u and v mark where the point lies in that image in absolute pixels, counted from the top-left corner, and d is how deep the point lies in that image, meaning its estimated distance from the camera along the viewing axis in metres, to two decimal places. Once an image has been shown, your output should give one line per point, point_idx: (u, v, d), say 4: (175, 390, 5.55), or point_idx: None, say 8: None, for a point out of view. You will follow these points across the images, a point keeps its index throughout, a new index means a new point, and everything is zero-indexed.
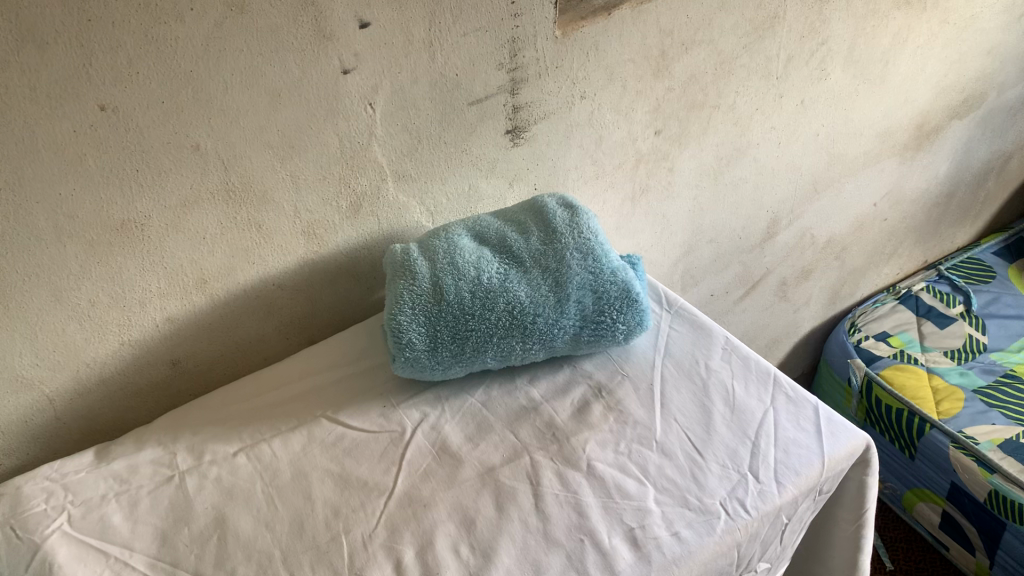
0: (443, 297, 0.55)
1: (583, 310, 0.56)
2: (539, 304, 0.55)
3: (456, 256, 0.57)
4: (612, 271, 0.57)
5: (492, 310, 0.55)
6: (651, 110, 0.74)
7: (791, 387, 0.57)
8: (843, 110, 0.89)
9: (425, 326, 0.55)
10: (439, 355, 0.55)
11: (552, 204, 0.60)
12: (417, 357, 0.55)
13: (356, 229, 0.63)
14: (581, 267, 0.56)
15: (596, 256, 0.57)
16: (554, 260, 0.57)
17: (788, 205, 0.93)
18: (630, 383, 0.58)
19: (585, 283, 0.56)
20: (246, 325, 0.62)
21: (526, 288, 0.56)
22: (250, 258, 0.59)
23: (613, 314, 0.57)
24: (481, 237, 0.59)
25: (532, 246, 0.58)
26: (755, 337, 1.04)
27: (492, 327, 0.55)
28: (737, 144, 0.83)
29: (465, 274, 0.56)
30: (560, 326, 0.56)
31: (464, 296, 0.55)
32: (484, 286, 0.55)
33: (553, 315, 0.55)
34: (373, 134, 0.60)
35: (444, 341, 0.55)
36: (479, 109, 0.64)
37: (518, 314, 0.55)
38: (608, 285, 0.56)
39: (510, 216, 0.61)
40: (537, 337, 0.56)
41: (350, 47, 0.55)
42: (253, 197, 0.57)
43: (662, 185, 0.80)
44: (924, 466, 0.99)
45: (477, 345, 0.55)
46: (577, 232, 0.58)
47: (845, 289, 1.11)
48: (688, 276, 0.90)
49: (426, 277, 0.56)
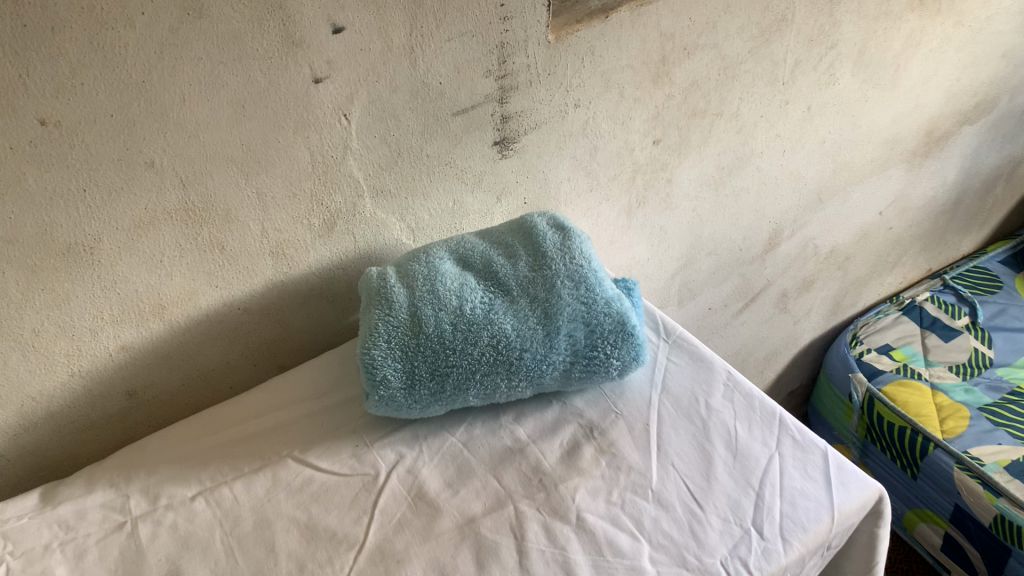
0: (422, 330, 0.50)
1: (574, 344, 0.52)
2: (526, 338, 0.51)
3: (437, 284, 0.52)
4: (606, 301, 0.52)
5: (475, 344, 0.50)
6: (650, 118, 0.69)
7: (798, 429, 0.53)
8: (851, 116, 0.84)
9: (402, 361, 0.50)
10: (417, 393, 0.50)
11: (542, 225, 0.56)
12: (393, 396, 0.50)
13: (330, 249, 0.58)
14: (572, 297, 0.52)
15: (589, 285, 0.52)
16: (543, 289, 0.52)
17: (792, 215, 0.88)
18: (624, 423, 0.53)
19: (577, 314, 0.52)
20: (210, 352, 0.57)
21: (513, 320, 0.51)
22: (213, 282, 0.54)
23: (606, 349, 0.52)
24: (464, 262, 0.55)
25: (520, 273, 0.53)
26: (753, 350, 1.00)
27: (475, 363, 0.50)
28: (739, 153, 0.78)
29: (446, 303, 0.51)
30: (549, 361, 0.51)
31: (445, 329, 0.50)
32: (467, 317, 0.51)
33: (541, 350, 0.51)
34: (348, 147, 0.55)
35: (421, 377, 0.50)
36: (464, 120, 0.59)
37: (503, 349, 0.50)
38: (601, 316, 0.52)
39: (497, 237, 0.56)
40: (524, 374, 0.51)
41: (322, 54, 0.50)
42: (214, 217, 0.52)
43: (660, 196, 0.75)
44: (927, 487, 0.95)
45: (458, 383, 0.50)
46: (569, 257, 0.53)
47: (847, 300, 1.07)
48: (685, 290, 0.86)
49: (404, 307, 0.51)
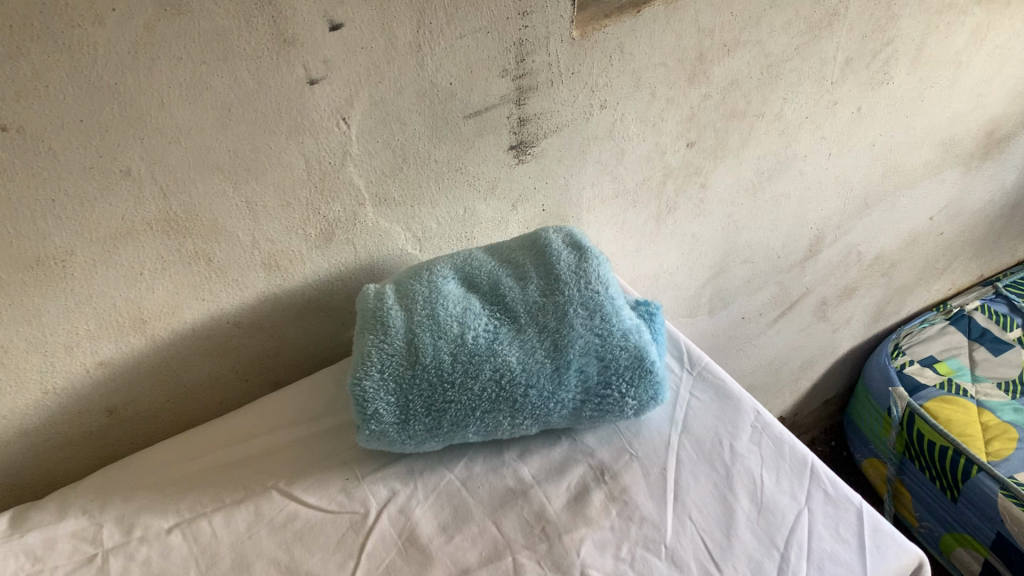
0: (418, 360, 0.46)
1: (585, 381, 0.47)
2: (533, 373, 0.46)
3: (438, 308, 0.48)
4: (623, 334, 0.47)
5: (476, 378, 0.46)
6: (683, 120, 0.64)
7: (830, 481, 0.48)
8: (904, 117, 0.78)
9: (395, 394, 0.46)
10: (411, 429, 0.46)
11: (557, 243, 0.51)
12: (385, 431, 0.46)
13: (329, 260, 0.54)
14: (585, 327, 0.47)
15: (605, 314, 0.48)
16: (554, 318, 0.47)
17: (835, 220, 0.82)
18: (638, 466, 0.49)
19: (590, 348, 0.47)
20: (197, 367, 0.54)
21: (518, 352, 0.47)
22: (199, 295, 0.50)
23: (621, 386, 0.47)
24: (470, 282, 0.50)
25: (530, 298, 0.49)
26: (787, 359, 0.95)
27: (475, 399, 0.46)
28: (780, 156, 0.72)
29: (446, 331, 0.47)
30: (557, 399, 0.46)
31: (443, 360, 0.46)
32: (468, 348, 0.46)
33: (548, 386, 0.46)
34: (348, 153, 0.50)
35: (416, 413, 0.46)
36: (477, 123, 0.54)
37: (507, 384, 0.46)
38: (617, 350, 0.47)
39: (507, 255, 0.52)
40: (529, 411, 0.47)
41: (318, 53, 0.45)
42: (199, 227, 0.48)
43: (692, 202, 0.70)
44: (968, 511, 0.88)
45: (457, 420, 0.46)
46: (584, 282, 0.49)
47: (891, 307, 1.01)
48: (717, 299, 0.80)
49: (401, 333, 0.47)
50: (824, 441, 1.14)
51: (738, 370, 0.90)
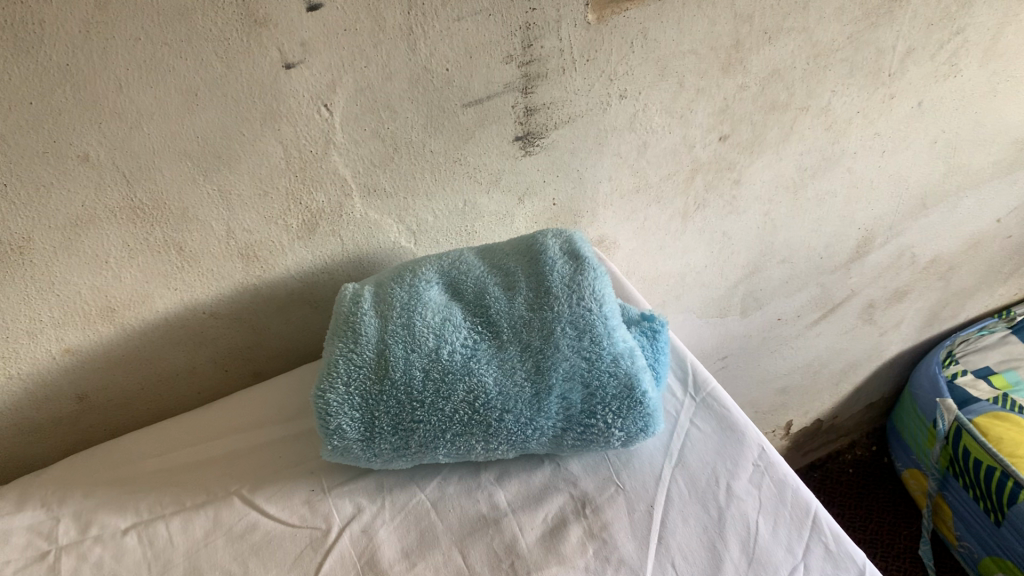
0: (387, 375, 0.43)
1: (568, 408, 0.43)
2: (509, 397, 0.42)
3: (415, 317, 0.44)
4: (613, 359, 0.43)
5: (447, 399, 0.42)
6: (715, 112, 0.58)
7: (833, 536, 0.43)
8: (973, 113, 0.70)
9: (360, 410, 0.43)
10: (376, 447, 0.43)
11: (553, 252, 0.47)
12: (348, 447, 0.43)
13: (313, 251, 0.51)
14: (572, 350, 0.43)
15: (595, 336, 0.43)
16: (538, 337, 0.43)
17: (887, 221, 0.76)
18: (623, 501, 0.45)
19: (574, 372, 0.43)
20: (172, 356, 0.51)
21: (496, 372, 0.43)
22: (170, 284, 0.48)
23: (606, 417, 0.43)
24: (455, 289, 0.46)
25: (515, 312, 0.45)
26: (827, 362, 0.89)
27: (445, 421, 0.42)
28: (826, 152, 0.66)
29: (421, 344, 0.43)
30: (535, 426, 0.43)
31: (414, 377, 0.42)
32: (442, 364, 0.43)
33: (526, 412, 0.42)
34: (331, 141, 0.46)
35: (382, 431, 0.43)
36: (478, 112, 0.49)
37: (480, 407, 0.42)
38: (605, 378, 0.43)
39: (500, 261, 0.48)
40: (505, 437, 0.43)
41: (294, 35, 0.41)
42: (167, 215, 0.45)
43: (724, 199, 0.64)
44: (1012, 537, 0.81)
45: (425, 441, 0.43)
46: (576, 297, 0.44)
47: (947, 312, 0.94)
48: (751, 300, 0.75)
49: (372, 343, 0.44)
50: (865, 444, 1.09)
51: (772, 371, 0.85)
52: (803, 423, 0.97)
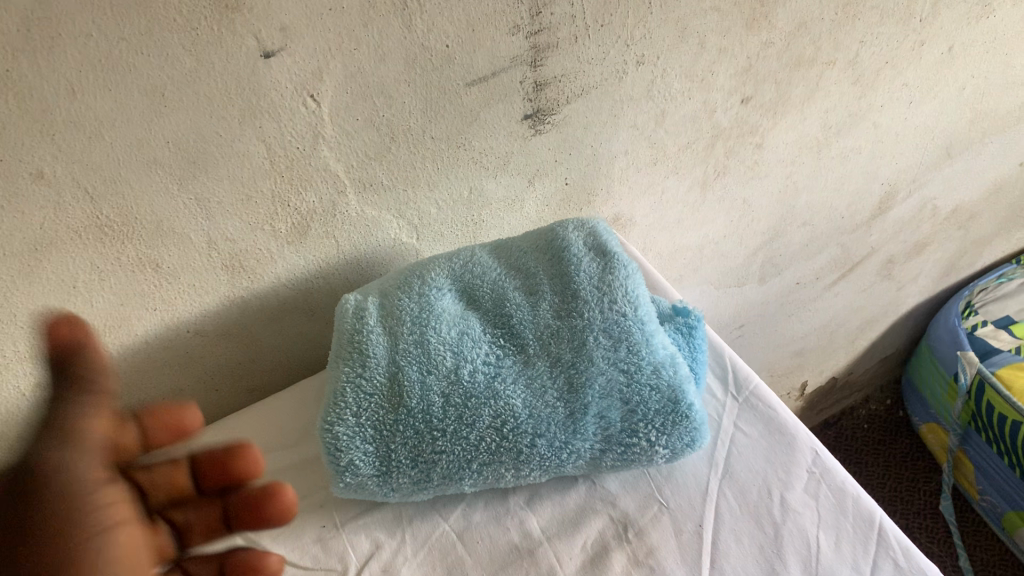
0: (402, 403, 0.38)
1: (607, 427, 0.38)
2: (541, 419, 0.38)
3: (429, 333, 0.39)
4: (654, 370, 0.39)
5: (472, 426, 0.37)
6: (738, 73, 0.52)
7: (902, 549, 0.39)
8: (1003, 56, 0.65)
9: (374, 442, 0.38)
10: (394, 483, 0.38)
11: (576, 249, 0.42)
12: (361, 484, 0.38)
13: (305, 255, 0.45)
14: (607, 362, 0.39)
15: (632, 345, 0.39)
16: (569, 350, 0.39)
17: (911, 173, 0.71)
18: (669, 522, 0.41)
19: (612, 388, 0.38)
20: (156, 380, 0.46)
21: (524, 393, 0.38)
22: (149, 304, 0.42)
23: (649, 435, 0.38)
24: (471, 297, 0.42)
25: (540, 320, 0.40)
26: (844, 321, 0.85)
27: (471, 450, 0.37)
28: (852, 108, 0.61)
29: (437, 363, 0.38)
30: (571, 450, 0.38)
31: (433, 402, 0.38)
32: (464, 387, 0.38)
33: (560, 435, 0.38)
34: (320, 134, 0.41)
35: (399, 465, 0.38)
36: (483, 91, 0.44)
37: (510, 433, 0.37)
38: (646, 391, 0.38)
39: (517, 261, 0.43)
40: (537, 463, 0.38)
41: (273, 19, 0.35)
42: (140, 231, 0.39)
43: (745, 164, 0.59)
44: None
45: (448, 473, 0.38)
46: (607, 301, 0.40)
47: (965, 261, 0.90)
48: (769, 266, 0.70)
49: (383, 366, 0.39)
50: (879, 398, 1.06)
51: (788, 335, 0.81)
52: (818, 382, 0.93)
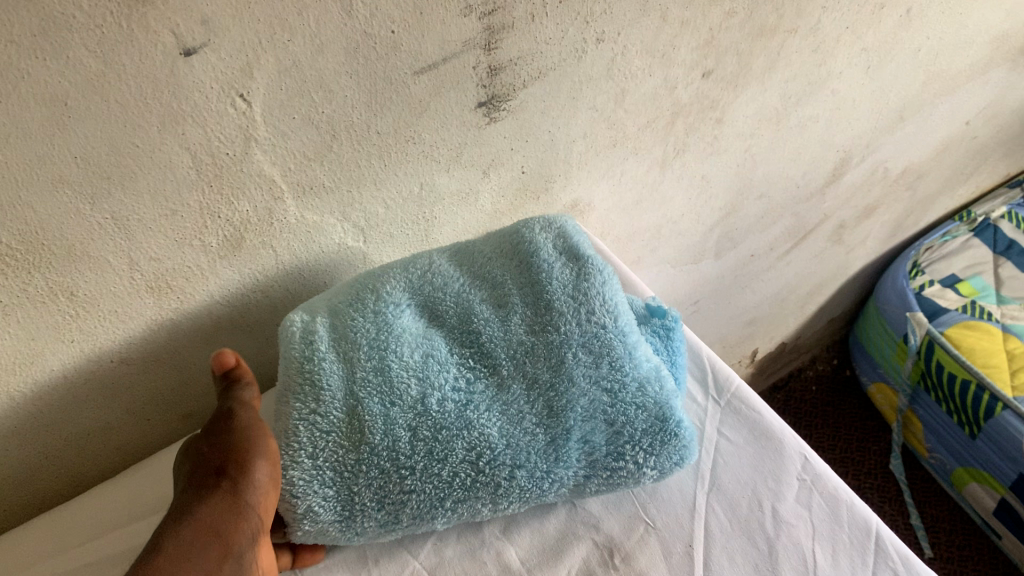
0: (363, 441, 0.34)
1: (590, 451, 0.36)
2: (521, 449, 0.35)
3: (391, 358, 0.35)
4: (639, 388, 0.37)
5: (445, 462, 0.34)
6: (700, 45, 0.49)
7: (900, 556, 0.38)
8: (958, 16, 0.63)
9: (335, 486, 0.34)
10: (359, 527, 0.35)
11: (546, 255, 0.39)
12: (323, 530, 0.34)
13: (241, 268, 0.41)
14: (589, 381, 0.36)
15: (615, 361, 0.37)
16: (548, 369, 0.37)
17: (865, 139, 0.69)
18: (657, 543, 0.38)
19: (594, 409, 0.36)
20: (79, 415, 0.41)
21: (500, 421, 0.35)
22: (64, 336, 0.37)
23: (636, 457, 0.37)
24: (432, 312, 0.38)
25: (513, 337, 0.37)
26: (795, 288, 0.84)
27: (444, 488, 0.34)
28: (812, 76, 0.58)
29: (402, 394, 0.35)
30: (553, 479, 0.36)
31: (400, 438, 0.34)
32: (433, 419, 0.34)
33: (542, 464, 0.35)
34: (252, 137, 0.36)
35: (364, 508, 0.34)
36: (433, 79, 0.39)
37: (487, 466, 0.35)
38: (631, 411, 0.36)
39: (480, 269, 0.39)
40: (517, 495, 0.35)
41: (192, 11, 0.30)
42: (49, 258, 0.34)
43: (705, 140, 0.56)
44: (988, 450, 0.79)
45: (419, 512, 0.35)
46: (584, 313, 0.37)
47: (910, 220, 0.90)
48: (726, 240, 0.68)
49: (339, 398, 0.34)
50: (825, 358, 1.07)
51: (742, 306, 0.79)
52: (767, 348, 0.92)
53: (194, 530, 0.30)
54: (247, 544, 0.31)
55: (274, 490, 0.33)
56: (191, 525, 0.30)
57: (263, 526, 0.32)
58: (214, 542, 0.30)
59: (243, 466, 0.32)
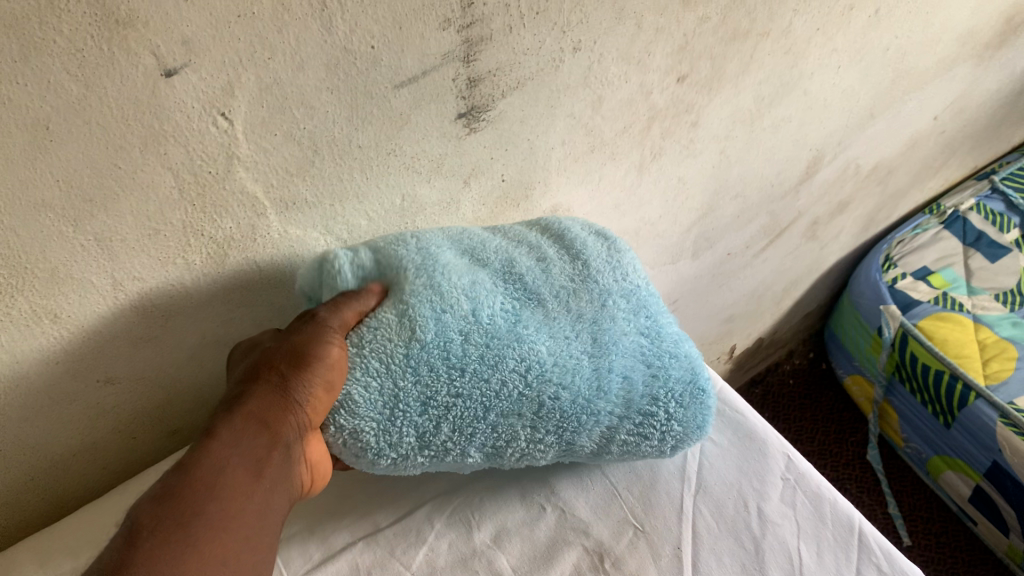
0: (414, 337, 0.36)
1: (628, 388, 0.40)
2: (567, 367, 0.38)
3: (443, 276, 0.38)
4: (675, 342, 0.42)
5: (496, 367, 0.37)
6: (674, 51, 0.49)
7: (883, 550, 0.40)
8: (925, 14, 0.64)
9: (382, 382, 0.35)
10: (395, 436, 0.36)
11: (577, 229, 0.45)
12: (357, 433, 0.35)
13: (225, 284, 0.41)
14: (628, 326, 0.41)
15: (646, 311, 0.42)
16: (590, 308, 0.41)
17: (836, 138, 0.70)
18: (647, 546, 0.39)
19: (631, 349, 0.40)
20: (63, 436, 0.41)
21: (548, 342, 0.39)
22: (49, 358, 0.37)
23: (669, 406, 0.40)
24: (475, 256, 0.41)
25: (555, 280, 0.41)
26: (771, 284, 0.85)
27: (493, 397, 0.37)
28: (784, 78, 0.59)
29: (454, 304, 0.38)
30: (593, 409, 0.38)
31: (454, 342, 0.37)
32: (484, 328, 0.38)
33: (586, 391, 0.38)
34: (235, 155, 0.36)
35: (408, 409, 0.36)
36: (413, 92, 0.39)
37: (535, 380, 0.37)
38: (667, 360, 0.41)
39: (515, 234, 0.43)
40: (557, 420, 0.38)
41: (172, 32, 0.30)
42: (32, 282, 0.34)
43: (681, 143, 0.57)
44: (962, 438, 0.81)
45: (461, 422, 0.36)
46: (618, 274, 0.43)
47: (881, 214, 0.91)
48: (703, 240, 0.69)
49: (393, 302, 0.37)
50: (801, 352, 1.08)
51: (720, 304, 0.80)
52: (745, 344, 0.94)
53: (244, 419, 0.33)
54: (295, 437, 0.34)
55: (328, 393, 0.35)
56: (240, 414, 0.33)
57: (314, 422, 0.34)
58: (264, 429, 0.33)
59: (300, 364, 0.34)
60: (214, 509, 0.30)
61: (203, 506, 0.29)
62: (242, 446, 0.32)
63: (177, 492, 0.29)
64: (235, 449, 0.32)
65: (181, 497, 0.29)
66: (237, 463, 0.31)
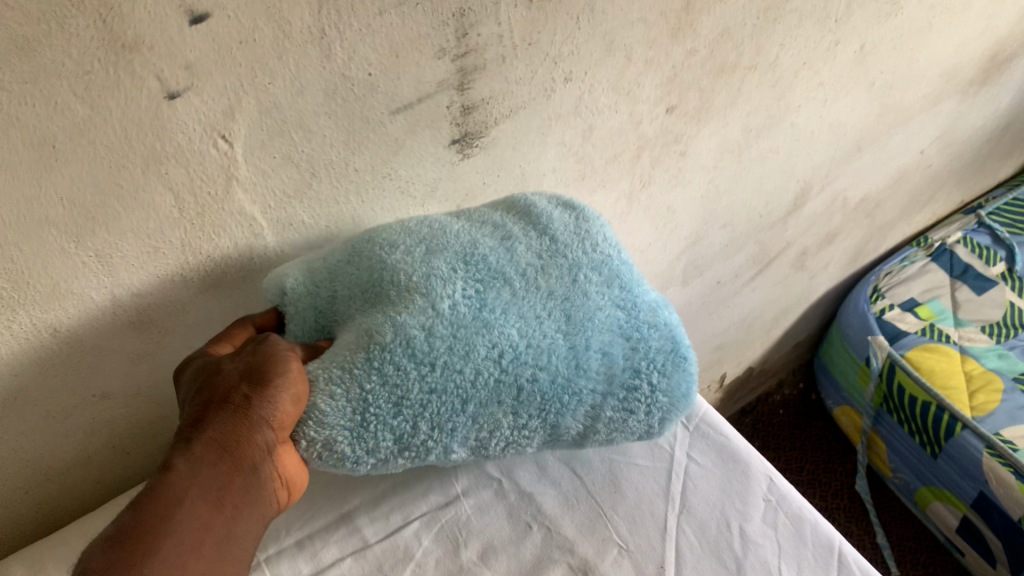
0: (374, 342, 0.35)
1: (607, 363, 0.38)
2: (539, 349, 0.37)
3: (397, 278, 0.38)
4: (651, 311, 0.41)
5: (467, 358, 0.36)
6: (664, 82, 0.51)
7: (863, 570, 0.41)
8: (909, 51, 0.66)
9: (348, 390, 0.35)
10: (373, 442, 0.35)
11: (545, 204, 0.43)
12: (331, 443, 0.34)
13: (221, 302, 0.42)
14: (603, 298, 0.40)
15: (623, 282, 0.41)
16: (560, 285, 0.39)
17: (824, 169, 0.72)
18: (631, 566, 0.39)
19: (605, 323, 0.39)
20: (58, 450, 0.42)
21: (518, 324, 0.38)
22: (46, 372, 0.38)
23: (651, 377, 0.39)
24: (435, 244, 0.40)
25: (519, 258, 0.40)
26: (761, 313, 0.86)
27: (468, 388, 0.36)
28: (771, 110, 0.60)
29: (413, 301, 0.37)
30: (573, 387, 0.37)
31: (417, 338, 0.36)
32: (448, 319, 0.37)
33: (563, 369, 0.37)
34: (234, 177, 0.37)
35: (380, 413, 0.35)
36: (408, 118, 0.41)
37: (509, 364, 0.36)
38: (643, 333, 0.40)
39: (481, 218, 0.42)
40: (537, 404, 0.37)
41: (177, 57, 0.31)
42: (33, 296, 0.35)
43: (670, 171, 0.58)
44: (949, 468, 0.82)
45: (438, 419, 0.36)
46: (588, 244, 0.41)
47: (869, 246, 0.93)
48: (693, 268, 0.70)
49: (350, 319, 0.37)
50: (791, 382, 1.09)
51: (709, 332, 0.81)
52: (735, 372, 0.94)
53: (205, 446, 0.31)
54: (262, 458, 0.33)
55: (293, 407, 0.33)
56: (201, 441, 0.31)
57: (280, 438, 0.33)
58: (227, 456, 0.31)
59: (261, 384, 0.33)
60: (172, 546, 0.29)
61: (159, 545, 0.28)
62: (204, 477, 0.30)
63: (136, 532, 0.28)
64: (196, 483, 0.30)
65: (135, 538, 0.28)
66: (197, 496, 0.30)
